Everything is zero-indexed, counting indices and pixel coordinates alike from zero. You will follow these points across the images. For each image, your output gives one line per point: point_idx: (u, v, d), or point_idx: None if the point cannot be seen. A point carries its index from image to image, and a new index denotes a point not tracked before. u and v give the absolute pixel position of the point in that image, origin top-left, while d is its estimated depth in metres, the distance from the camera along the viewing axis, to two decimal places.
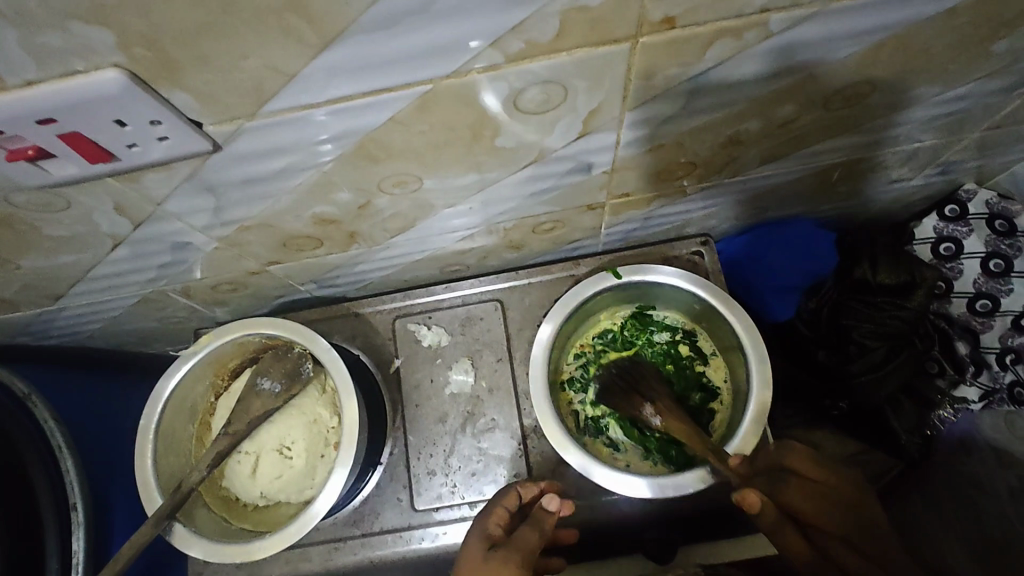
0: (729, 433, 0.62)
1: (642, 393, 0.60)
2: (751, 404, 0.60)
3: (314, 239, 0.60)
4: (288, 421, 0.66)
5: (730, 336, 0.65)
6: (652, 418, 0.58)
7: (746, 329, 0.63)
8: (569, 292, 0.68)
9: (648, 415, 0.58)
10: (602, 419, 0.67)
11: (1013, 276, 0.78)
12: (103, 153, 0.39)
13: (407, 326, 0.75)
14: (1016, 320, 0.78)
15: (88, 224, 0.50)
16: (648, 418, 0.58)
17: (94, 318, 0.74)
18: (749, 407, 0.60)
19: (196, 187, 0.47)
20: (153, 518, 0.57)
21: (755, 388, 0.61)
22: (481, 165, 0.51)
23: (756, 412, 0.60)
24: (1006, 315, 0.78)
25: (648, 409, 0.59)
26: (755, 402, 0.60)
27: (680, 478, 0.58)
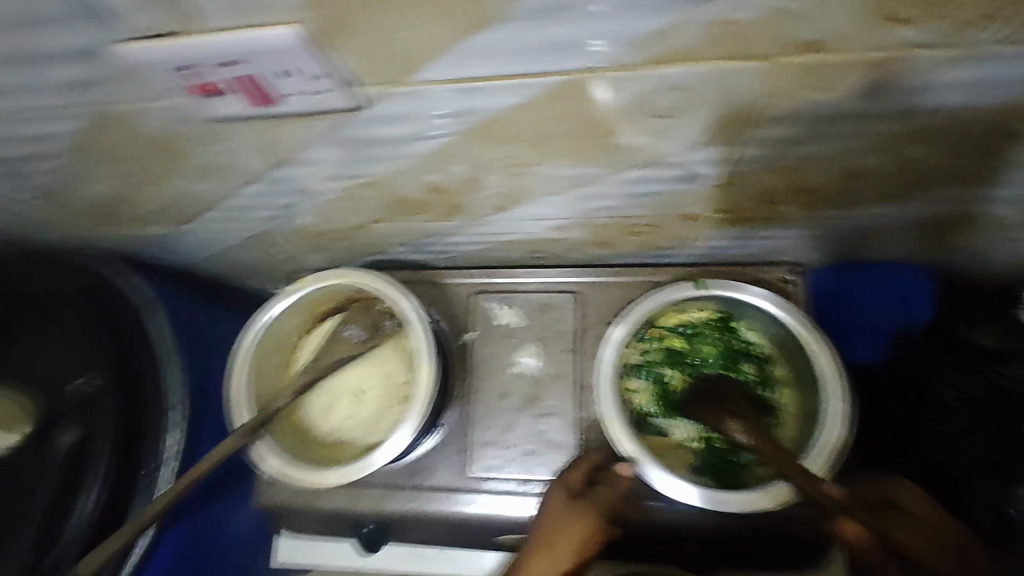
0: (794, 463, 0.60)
1: (728, 410, 0.58)
2: (826, 440, 0.58)
3: (420, 205, 0.64)
4: (367, 368, 0.71)
5: (810, 366, 0.63)
6: (738, 437, 0.55)
7: (827, 361, 0.60)
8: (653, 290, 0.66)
9: (734, 431, 0.55)
10: (661, 417, 0.67)
11: None
12: (268, 97, 0.44)
13: (485, 302, 0.78)
14: None
15: (232, 159, 0.56)
16: (734, 436, 0.56)
17: (212, 245, 0.82)
18: (822, 442, 0.58)
19: (333, 139, 0.51)
20: (240, 429, 0.62)
21: (827, 424, 0.58)
22: (591, 159, 0.53)
23: (826, 448, 0.58)
24: None
25: (734, 426, 0.56)
26: (825, 438, 0.58)
27: (749, 497, 0.58)
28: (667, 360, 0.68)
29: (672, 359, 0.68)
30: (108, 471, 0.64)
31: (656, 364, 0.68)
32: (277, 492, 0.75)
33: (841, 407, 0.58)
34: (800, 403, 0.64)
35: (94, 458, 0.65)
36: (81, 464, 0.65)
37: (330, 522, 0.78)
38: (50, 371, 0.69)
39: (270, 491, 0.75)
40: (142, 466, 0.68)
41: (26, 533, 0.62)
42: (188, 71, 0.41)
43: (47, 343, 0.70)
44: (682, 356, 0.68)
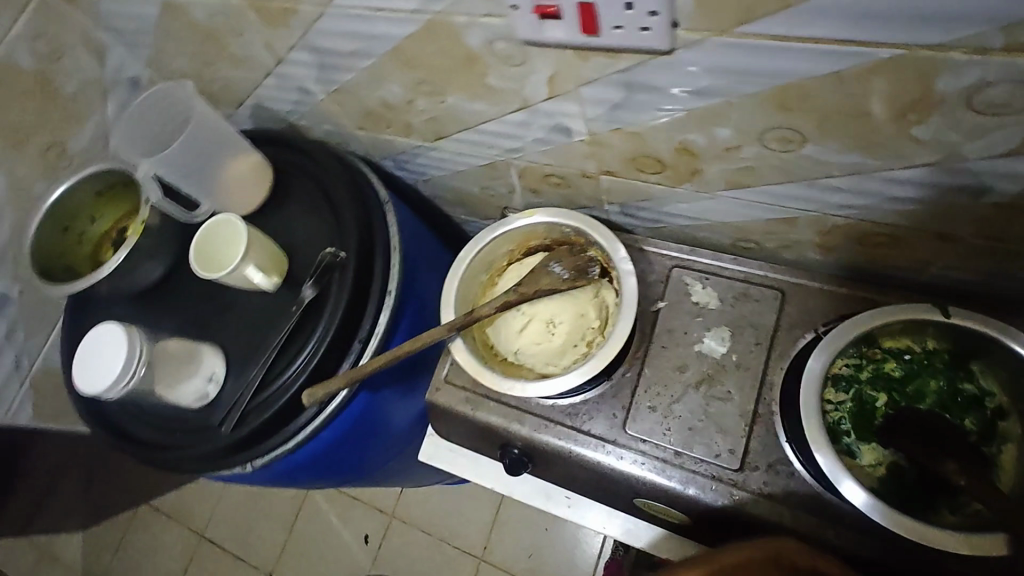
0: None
1: (947, 450, 0.55)
2: None
3: (660, 164, 0.67)
4: (562, 304, 0.76)
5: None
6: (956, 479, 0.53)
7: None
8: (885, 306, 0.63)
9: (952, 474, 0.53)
10: (854, 437, 0.62)
11: None
12: (594, 27, 0.48)
13: (682, 277, 0.78)
14: None
15: (518, 85, 0.62)
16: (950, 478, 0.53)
17: (445, 166, 0.91)
18: None
19: (621, 81, 0.55)
20: (447, 324, 0.71)
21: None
22: (873, 148, 0.52)
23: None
24: None
25: (953, 467, 0.54)
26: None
27: (925, 534, 0.55)
28: (880, 382, 0.63)
29: (883, 379, 0.63)
30: (327, 331, 0.74)
31: (863, 380, 0.63)
32: (445, 394, 0.82)
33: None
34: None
35: (321, 317, 0.75)
36: (311, 319, 0.76)
37: (481, 439, 0.84)
38: (305, 238, 0.82)
39: (441, 392, 0.82)
40: (352, 337, 0.76)
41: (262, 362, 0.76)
42: None
43: (308, 214, 0.84)
44: (898, 382, 0.63)
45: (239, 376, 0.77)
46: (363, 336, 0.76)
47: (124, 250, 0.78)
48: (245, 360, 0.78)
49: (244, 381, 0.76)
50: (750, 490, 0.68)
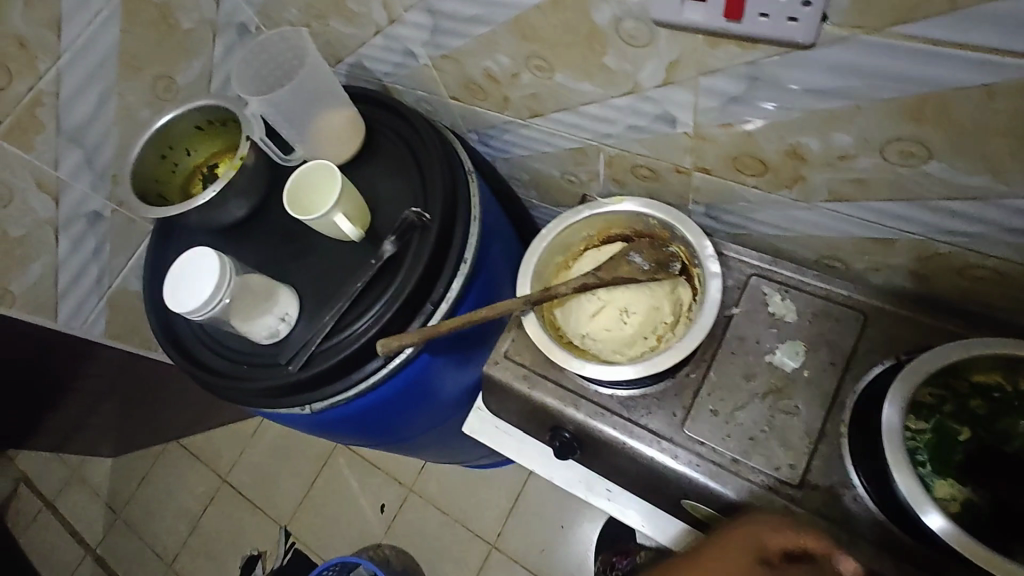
0: None
1: None
2: None
3: (763, 166, 0.66)
4: (637, 294, 0.75)
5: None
6: None
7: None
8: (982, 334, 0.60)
9: None
10: (932, 467, 0.60)
11: None
12: (738, 11, 0.48)
13: (760, 286, 0.77)
14: None
15: (635, 67, 0.62)
16: None
17: (530, 147, 0.92)
18: None
19: (747, 73, 0.55)
20: (522, 297, 0.72)
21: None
22: (1003, 172, 0.50)
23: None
24: None
25: None
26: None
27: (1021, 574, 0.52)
28: (964, 416, 0.61)
29: (969, 413, 0.61)
30: (402, 291, 0.75)
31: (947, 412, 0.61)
32: (503, 368, 0.82)
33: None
34: None
35: (397, 276, 0.77)
36: (387, 276, 0.77)
37: (531, 419, 0.84)
38: (389, 198, 0.84)
39: (499, 366, 0.83)
40: (424, 299, 0.77)
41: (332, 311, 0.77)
42: None
43: (393, 174, 0.85)
44: (984, 419, 0.61)
45: (309, 321, 0.79)
46: (436, 298, 0.77)
47: (216, 187, 0.80)
48: (316, 307, 0.80)
49: (314, 327, 0.78)
50: (808, 507, 0.67)
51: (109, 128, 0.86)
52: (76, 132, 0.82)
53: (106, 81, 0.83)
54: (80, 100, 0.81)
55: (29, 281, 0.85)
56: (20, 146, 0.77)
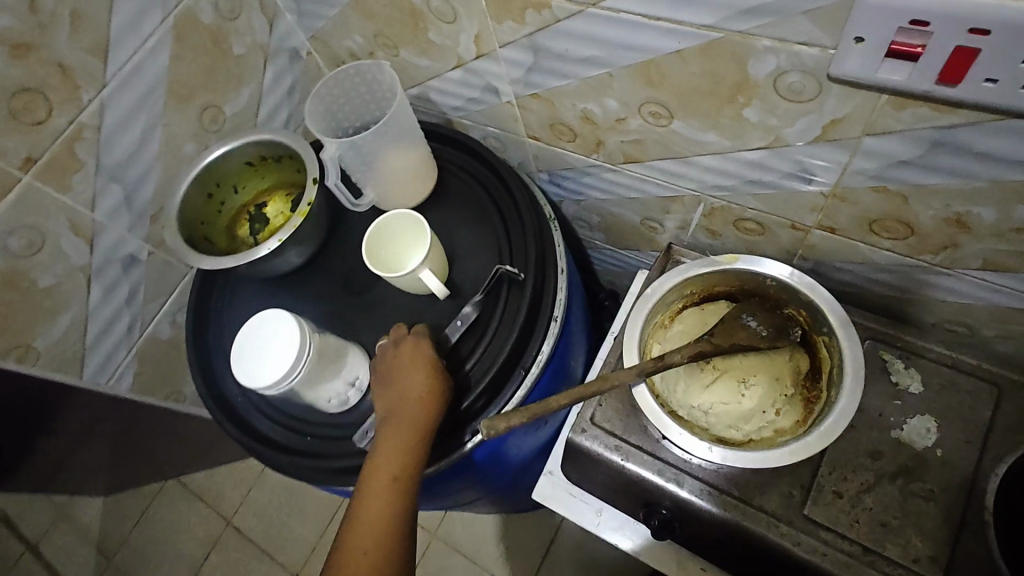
0: None
1: None
2: None
3: (908, 230, 0.60)
4: (754, 363, 0.68)
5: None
6: None
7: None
8: None
9: None
10: None
11: None
12: (959, 75, 0.41)
13: (878, 352, 0.71)
14: None
15: (785, 121, 0.55)
16: None
17: (610, 189, 0.85)
18: None
19: (932, 137, 0.49)
20: (635, 367, 0.65)
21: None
22: None
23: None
24: None
25: None
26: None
27: None
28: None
29: None
30: (494, 359, 0.68)
31: None
32: (591, 438, 0.74)
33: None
34: None
35: (487, 340, 0.69)
36: (474, 340, 0.70)
37: (620, 491, 0.77)
38: (468, 250, 0.76)
39: (586, 434, 0.74)
40: (515, 365, 0.69)
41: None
42: (919, 26, 0.40)
43: (471, 222, 0.78)
44: None
45: None
46: (528, 362, 0.69)
47: (280, 235, 0.71)
48: None
49: None
50: None
51: (151, 163, 0.77)
52: (116, 169, 0.73)
53: (151, 112, 0.74)
54: (124, 133, 0.72)
55: (55, 336, 0.75)
56: (55, 186, 0.68)
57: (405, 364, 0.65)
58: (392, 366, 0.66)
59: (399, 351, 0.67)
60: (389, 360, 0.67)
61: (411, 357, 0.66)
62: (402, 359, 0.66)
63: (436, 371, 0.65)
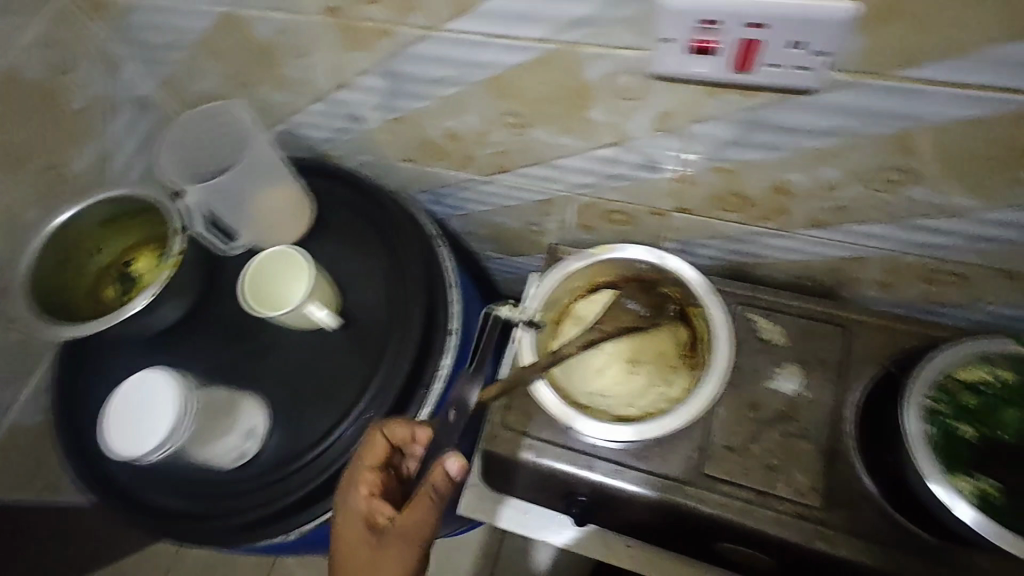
0: None
1: None
2: None
3: (745, 202, 0.68)
4: (641, 342, 0.74)
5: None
6: None
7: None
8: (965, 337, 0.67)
9: None
10: (950, 469, 0.62)
11: None
12: (750, 63, 0.48)
13: (745, 314, 0.79)
14: None
15: (625, 117, 0.61)
16: None
17: (489, 202, 0.90)
18: None
19: (745, 117, 0.56)
20: (532, 364, 0.68)
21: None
22: (981, 190, 0.55)
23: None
24: None
25: None
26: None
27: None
28: (963, 411, 0.63)
29: (976, 411, 0.63)
30: (392, 380, 0.67)
31: (955, 416, 0.63)
32: (500, 443, 0.76)
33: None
34: None
35: (384, 365, 0.69)
36: (372, 366, 0.70)
37: (542, 489, 0.79)
38: (355, 277, 0.76)
39: (496, 441, 0.76)
40: (417, 385, 0.69)
41: (318, 420, 0.68)
42: (710, 25, 0.46)
43: (354, 248, 0.78)
44: (986, 415, 0.62)
45: (284, 435, 0.68)
46: (428, 382, 0.69)
47: (151, 291, 0.68)
48: (290, 416, 0.69)
49: (295, 443, 0.67)
50: (836, 525, 0.68)
51: None
52: None
53: None
54: None
55: None
56: None
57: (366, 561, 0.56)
58: (348, 552, 0.57)
59: (351, 492, 0.59)
60: (345, 549, 0.57)
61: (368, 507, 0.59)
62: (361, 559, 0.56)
63: (417, 555, 0.57)
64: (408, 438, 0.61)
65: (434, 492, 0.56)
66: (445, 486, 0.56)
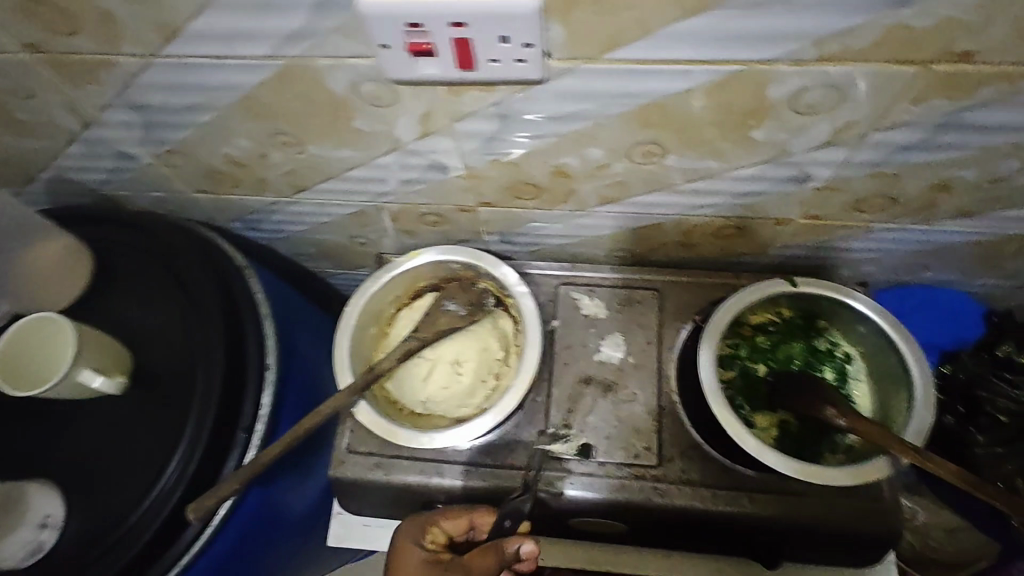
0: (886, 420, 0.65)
1: (823, 398, 0.62)
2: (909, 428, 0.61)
3: (536, 189, 0.69)
4: (464, 341, 0.74)
5: (900, 373, 0.65)
6: (836, 420, 0.59)
7: (922, 370, 0.63)
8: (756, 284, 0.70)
9: (833, 416, 0.60)
10: (745, 407, 0.69)
11: None
12: (470, 61, 0.48)
13: (568, 294, 0.83)
14: None
15: (389, 125, 0.60)
16: (832, 421, 0.60)
17: (305, 221, 0.85)
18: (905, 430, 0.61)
19: (497, 112, 0.56)
20: (348, 388, 0.66)
21: (918, 410, 0.61)
22: (722, 153, 0.58)
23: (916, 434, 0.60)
24: None
25: (833, 412, 0.60)
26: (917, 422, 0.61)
27: (810, 469, 0.62)
28: (758, 350, 0.71)
29: (760, 347, 0.71)
30: (201, 429, 0.64)
31: (745, 357, 0.71)
32: (353, 466, 0.77)
33: (935, 409, 0.60)
34: (878, 381, 0.69)
35: (191, 416, 0.65)
36: (176, 421, 0.66)
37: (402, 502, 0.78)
38: (152, 327, 0.71)
39: (347, 464, 0.77)
40: (234, 429, 0.67)
41: (130, 487, 0.64)
42: (415, 28, 0.45)
43: (148, 296, 0.72)
44: (768, 351, 0.71)
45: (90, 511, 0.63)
46: (247, 423, 0.67)
47: None
48: (95, 489, 0.64)
49: (104, 518, 0.63)
50: (672, 480, 0.72)
51: None
52: None
53: None
54: None
55: None
56: None
57: None
58: None
59: (417, 537, 0.71)
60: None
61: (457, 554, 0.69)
62: None
63: None
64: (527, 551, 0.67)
65: (506, 556, 0.67)
66: (512, 556, 0.67)
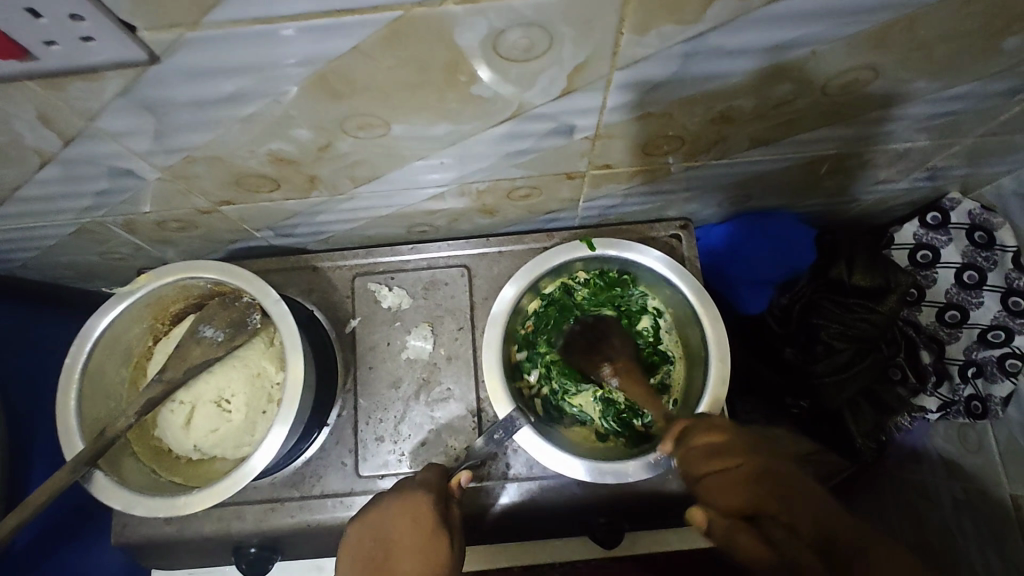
0: (691, 391, 0.61)
1: (603, 353, 0.60)
2: (703, 399, 0.58)
3: (269, 180, 0.56)
4: (229, 372, 0.63)
5: (696, 329, 0.62)
6: (610, 379, 0.59)
7: (716, 332, 0.60)
8: (538, 256, 0.64)
9: (607, 376, 0.59)
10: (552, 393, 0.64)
11: (939, 267, 0.78)
12: (13, 45, 0.34)
13: (367, 284, 0.71)
14: (940, 313, 0.78)
15: (8, 134, 0.44)
16: (607, 379, 0.60)
17: (24, 248, 0.68)
18: (700, 403, 0.58)
19: (135, 104, 0.42)
20: (70, 464, 0.53)
21: (710, 381, 0.58)
22: (453, 114, 0.47)
23: (709, 403, 0.58)
24: (994, 291, 0.76)
25: (607, 371, 0.60)
26: (709, 394, 0.58)
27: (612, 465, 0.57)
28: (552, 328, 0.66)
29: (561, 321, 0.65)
30: None
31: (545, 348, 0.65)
32: (140, 526, 0.66)
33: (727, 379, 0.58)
34: (683, 346, 0.65)
35: None
36: None
37: (211, 552, 0.68)
38: None
39: (132, 525, 0.65)
40: None
41: None
42: None
43: None
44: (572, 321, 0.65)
45: None
46: None
47: None
48: None
49: None
50: (497, 478, 0.65)
51: None
52: None
53: None
54: None
55: None
56: None
57: (409, 521, 0.53)
58: (395, 520, 0.53)
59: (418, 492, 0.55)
60: (396, 522, 0.53)
61: (398, 548, 0.52)
62: (409, 518, 0.53)
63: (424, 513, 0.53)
64: (441, 489, 0.56)
65: (439, 496, 0.55)
66: (451, 493, 0.57)
